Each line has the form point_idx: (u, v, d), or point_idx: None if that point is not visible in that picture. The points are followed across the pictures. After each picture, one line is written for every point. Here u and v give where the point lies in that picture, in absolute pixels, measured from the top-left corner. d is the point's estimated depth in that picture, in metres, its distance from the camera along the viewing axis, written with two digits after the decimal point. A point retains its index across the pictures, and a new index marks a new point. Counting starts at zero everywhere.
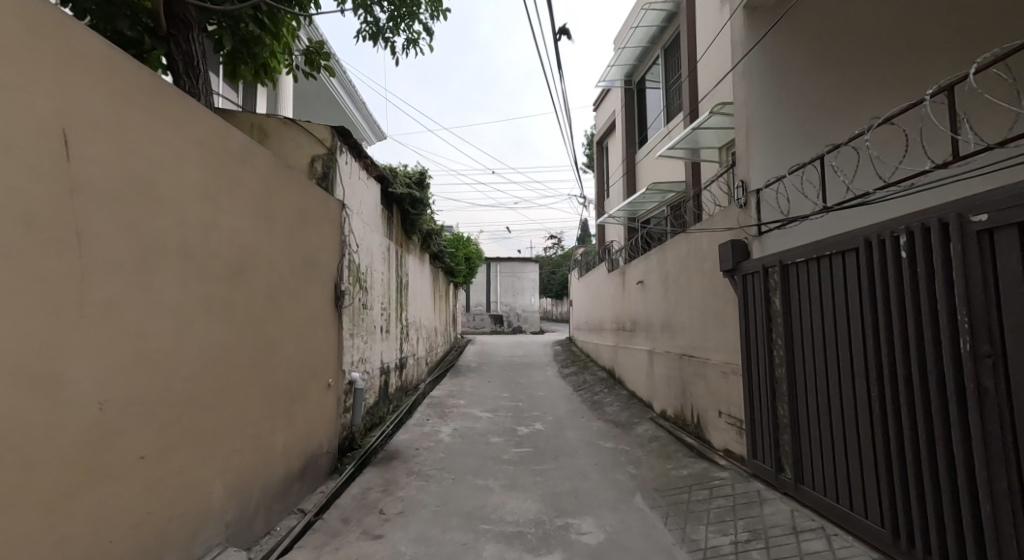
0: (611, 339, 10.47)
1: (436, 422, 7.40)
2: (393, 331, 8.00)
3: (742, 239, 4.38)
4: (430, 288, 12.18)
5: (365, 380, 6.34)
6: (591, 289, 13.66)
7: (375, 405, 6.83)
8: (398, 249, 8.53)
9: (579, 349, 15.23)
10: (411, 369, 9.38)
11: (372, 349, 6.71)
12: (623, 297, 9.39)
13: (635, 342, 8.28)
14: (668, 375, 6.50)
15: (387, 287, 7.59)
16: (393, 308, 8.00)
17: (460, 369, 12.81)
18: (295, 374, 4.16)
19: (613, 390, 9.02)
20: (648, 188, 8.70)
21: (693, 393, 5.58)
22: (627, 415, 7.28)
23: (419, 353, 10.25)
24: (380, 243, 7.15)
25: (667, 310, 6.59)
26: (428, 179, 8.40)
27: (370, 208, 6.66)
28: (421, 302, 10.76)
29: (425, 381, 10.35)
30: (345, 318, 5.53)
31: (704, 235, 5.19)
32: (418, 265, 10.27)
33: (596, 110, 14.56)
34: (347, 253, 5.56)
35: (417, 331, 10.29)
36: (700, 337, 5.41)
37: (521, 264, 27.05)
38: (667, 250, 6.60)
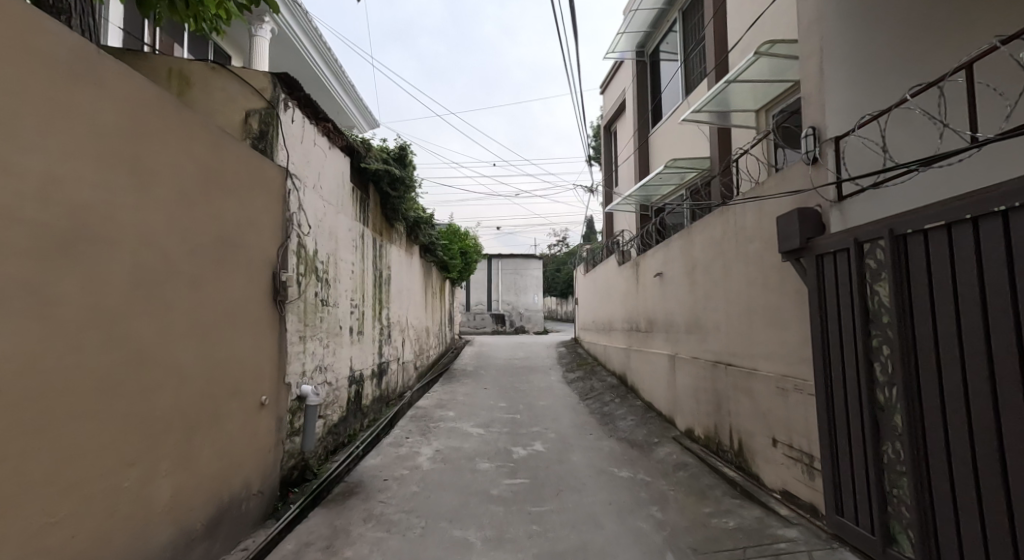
0: (622, 342, 9.31)
1: (418, 440, 6.28)
2: (368, 333, 6.85)
3: (813, 208, 3.21)
4: (420, 285, 10.99)
5: (326, 393, 5.19)
6: (598, 285, 12.47)
7: (341, 422, 5.68)
8: (376, 238, 7.36)
9: (585, 351, 14.05)
10: (393, 377, 8.20)
11: (336, 354, 5.57)
12: (636, 293, 8.22)
13: (651, 345, 7.12)
14: (695, 387, 5.37)
15: (359, 281, 6.43)
16: (369, 305, 6.84)
17: (455, 375, 11.65)
18: (205, 392, 3.09)
19: (626, 400, 7.85)
20: (665, 166, 7.52)
21: (730, 411, 4.46)
22: (644, 432, 6.15)
23: (405, 358, 9.08)
24: (348, 228, 6.00)
25: (694, 307, 5.44)
26: (411, 156, 7.23)
27: (333, 184, 5.50)
28: (408, 300, 9.58)
29: (412, 390, 9.18)
30: (292, 317, 4.39)
31: (751, 209, 4.00)
32: (403, 258, 9.09)
33: (604, 91, 13.40)
34: (293, 235, 4.41)
35: (403, 333, 9.14)
36: (742, 341, 4.26)
37: (524, 261, 25.87)
38: (693, 234, 5.45)
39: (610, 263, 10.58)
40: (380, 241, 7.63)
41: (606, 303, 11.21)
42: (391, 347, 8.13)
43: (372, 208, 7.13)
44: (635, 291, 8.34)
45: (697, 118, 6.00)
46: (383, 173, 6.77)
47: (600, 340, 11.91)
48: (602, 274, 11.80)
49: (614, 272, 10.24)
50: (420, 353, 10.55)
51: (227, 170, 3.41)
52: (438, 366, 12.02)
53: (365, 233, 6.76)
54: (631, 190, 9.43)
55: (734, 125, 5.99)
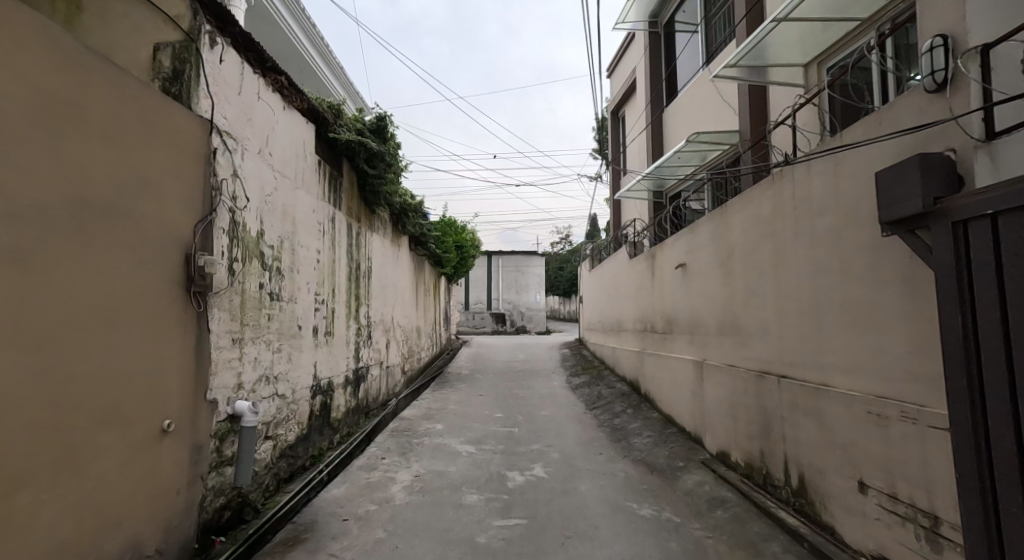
0: (635, 345, 8.32)
1: (397, 462, 5.30)
2: (338, 334, 5.86)
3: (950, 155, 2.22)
4: (410, 281, 10.01)
5: (275, 410, 4.20)
6: (606, 281, 11.47)
7: (298, 443, 4.70)
8: (350, 223, 6.37)
9: (591, 353, 13.05)
10: (372, 384, 7.21)
11: (293, 360, 4.59)
12: (653, 289, 7.22)
13: (673, 349, 6.13)
14: (731, 401, 4.38)
15: (325, 272, 5.44)
16: (338, 299, 5.86)
17: (449, 380, 10.67)
18: (47, 424, 2.11)
19: (641, 412, 6.85)
20: (686, 141, 6.50)
21: (786, 438, 3.46)
22: (665, 453, 5.16)
23: (388, 362, 8.10)
24: (310, 209, 5.01)
25: (730, 304, 4.44)
26: (391, 127, 6.23)
27: (286, 152, 4.51)
28: (393, 297, 8.58)
29: (396, 399, 8.21)
30: (221, 315, 3.41)
31: (825, 174, 3.00)
32: (387, 247, 8.10)
33: (613, 73, 12.39)
34: (222, 209, 3.43)
35: (388, 333, 8.17)
36: (807, 346, 3.25)
37: (525, 258, 24.87)
38: (731, 215, 4.45)
39: (620, 256, 9.59)
40: (357, 228, 6.65)
41: (616, 301, 10.21)
42: (370, 349, 7.14)
43: (346, 188, 6.14)
44: (650, 288, 7.34)
45: (730, 76, 5.00)
46: (357, 146, 5.78)
47: (608, 341, 10.90)
48: (611, 268, 10.81)
49: (625, 266, 9.24)
50: (409, 356, 9.58)
51: (95, 110, 2.42)
52: (429, 370, 11.05)
53: (334, 217, 5.78)
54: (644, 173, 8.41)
55: (774, 82, 4.95)
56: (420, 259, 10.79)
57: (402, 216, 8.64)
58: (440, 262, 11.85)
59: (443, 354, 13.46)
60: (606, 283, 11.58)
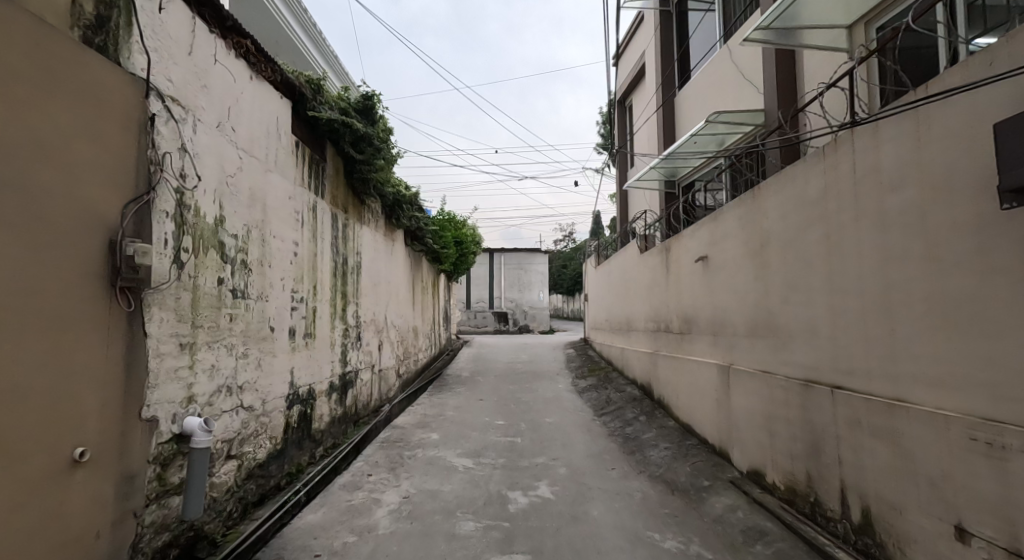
0: (647, 346, 7.75)
1: (386, 480, 4.74)
2: (321, 336, 5.31)
3: None
4: (405, 278, 9.46)
5: (239, 424, 3.64)
6: (614, 279, 10.89)
7: (271, 460, 4.14)
8: (335, 213, 5.81)
9: (597, 355, 12.48)
10: (362, 390, 6.66)
11: (264, 367, 4.03)
12: (667, 286, 6.65)
13: (692, 351, 5.55)
14: (766, 414, 3.80)
15: (304, 267, 4.89)
16: (320, 297, 5.30)
17: (447, 383, 10.12)
18: None
19: (655, 420, 6.28)
20: (704, 121, 5.91)
21: (842, 462, 2.88)
22: (686, 470, 4.59)
23: (381, 366, 7.55)
24: (283, 194, 4.44)
25: (765, 301, 3.86)
26: (379, 107, 5.67)
27: (254, 128, 3.95)
28: (386, 295, 8.03)
29: (389, 405, 7.66)
30: (166, 317, 2.85)
31: (909, 140, 2.41)
32: (379, 242, 7.55)
33: (620, 59, 11.78)
34: (166, 191, 2.85)
35: (380, 334, 7.61)
36: (872, 352, 2.67)
37: (528, 255, 24.30)
38: (766, 198, 3.87)
39: (629, 251, 9.02)
40: (344, 219, 6.09)
41: (624, 299, 9.64)
42: (360, 352, 6.59)
43: (329, 174, 5.59)
44: (664, 285, 6.77)
45: (756, 39, 4.36)
46: (341, 126, 5.23)
47: (617, 342, 10.34)
48: (619, 265, 10.23)
49: (635, 262, 8.66)
50: (404, 359, 9.03)
51: None
52: (427, 373, 10.50)
53: (315, 206, 5.22)
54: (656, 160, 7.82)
55: (806, 44, 4.31)
56: (416, 254, 10.24)
57: (396, 208, 8.08)
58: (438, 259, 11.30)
59: (442, 355, 12.91)
60: (613, 281, 11.00)
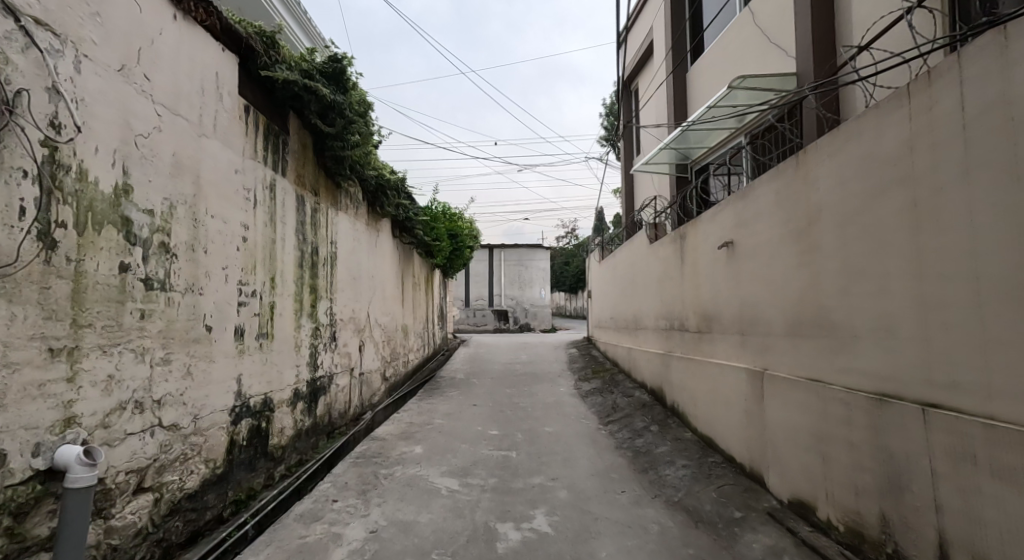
0: (658, 347, 7.00)
1: (353, 508, 4.01)
2: (282, 337, 4.58)
3: None
4: (393, 273, 8.73)
5: (157, 448, 2.92)
6: (619, 274, 10.14)
7: (209, 488, 3.41)
8: (302, 195, 5.09)
9: (601, 356, 11.72)
10: (337, 397, 5.93)
11: (199, 375, 3.31)
12: (682, 279, 5.90)
13: (714, 353, 4.81)
14: (816, 432, 3.06)
15: (257, 256, 4.16)
16: (280, 292, 4.57)
17: (439, 386, 9.38)
18: None
19: (670, 432, 5.54)
20: (727, 86, 5.13)
21: (939, 506, 2.14)
22: (711, 496, 3.84)
23: (361, 369, 6.81)
24: (225, 166, 3.70)
25: (813, 292, 3.11)
26: (352, 72, 4.91)
27: (182, 82, 3.22)
28: (369, 291, 7.30)
29: (371, 413, 6.92)
30: (23, 309, 2.16)
31: None
32: (358, 231, 6.81)
33: (627, 38, 11.00)
34: (19, 141, 2.17)
35: (361, 334, 6.88)
36: (997, 358, 1.93)
37: (529, 251, 23.54)
38: (813, 165, 3.12)
39: (637, 241, 8.27)
40: (313, 204, 5.36)
41: (631, 296, 8.88)
42: (333, 355, 5.86)
43: (294, 150, 4.88)
44: (679, 278, 6.01)
45: None
46: (304, 92, 4.51)
47: (623, 343, 9.58)
48: (625, 258, 9.48)
49: (643, 254, 7.91)
50: (390, 361, 8.29)
51: None
52: (417, 377, 9.75)
53: (274, 185, 4.49)
54: (668, 138, 7.05)
55: None
56: (405, 246, 9.50)
57: (378, 194, 7.35)
58: (429, 250, 10.55)
59: (436, 355, 12.17)
60: (619, 277, 10.24)
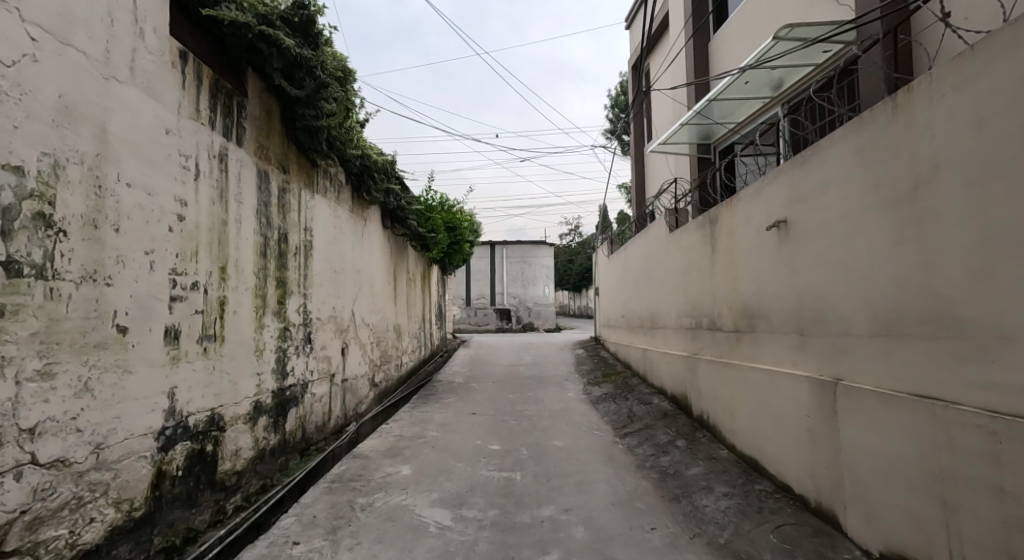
0: (681, 349, 6.20)
1: (317, 555, 3.23)
2: (236, 339, 3.79)
3: None
4: (383, 268, 7.95)
5: (25, 496, 2.13)
6: (632, 268, 9.35)
7: (121, 538, 2.62)
8: (264, 171, 4.31)
9: (612, 357, 10.93)
10: (312, 409, 5.15)
11: (104, 391, 2.52)
12: (713, 270, 5.10)
13: (761, 358, 4.01)
14: (938, 467, 2.24)
15: (199, 240, 3.37)
16: (234, 285, 3.79)
17: (435, 392, 8.59)
18: None
19: (700, 450, 4.74)
20: (771, 40, 4.36)
21: None
22: (770, 541, 3.03)
23: (342, 376, 6.04)
24: (149, 123, 2.92)
25: (927, 277, 2.32)
26: (325, 24, 4.14)
27: (77, 3, 2.43)
28: (353, 287, 6.52)
29: (355, 426, 6.14)
30: None
31: None
32: (336, 217, 6.02)
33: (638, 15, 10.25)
34: None
35: (343, 335, 6.10)
36: None
37: (532, 248, 22.73)
38: (924, 107, 2.32)
39: (654, 230, 7.47)
40: (279, 183, 4.58)
41: (647, 291, 8.09)
42: (307, 360, 5.07)
43: (253, 116, 4.09)
44: (708, 269, 5.21)
45: None
46: (259, 42, 3.74)
47: (636, 343, 8.79)
48: (639, 251, 8.70)
49: (661, 245, 7.11)
50: (378, 365, 7.53)
51: None
52: (411, 382, 8.97)
53: (225, 156, 3.70)
54: (691, 112, 6.28)
55: None
56: (397, 238, 8.72)
57: (362, 176, 6.57)
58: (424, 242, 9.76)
59: (433, 358, 11.40)
60: (631, 272, 9.45)
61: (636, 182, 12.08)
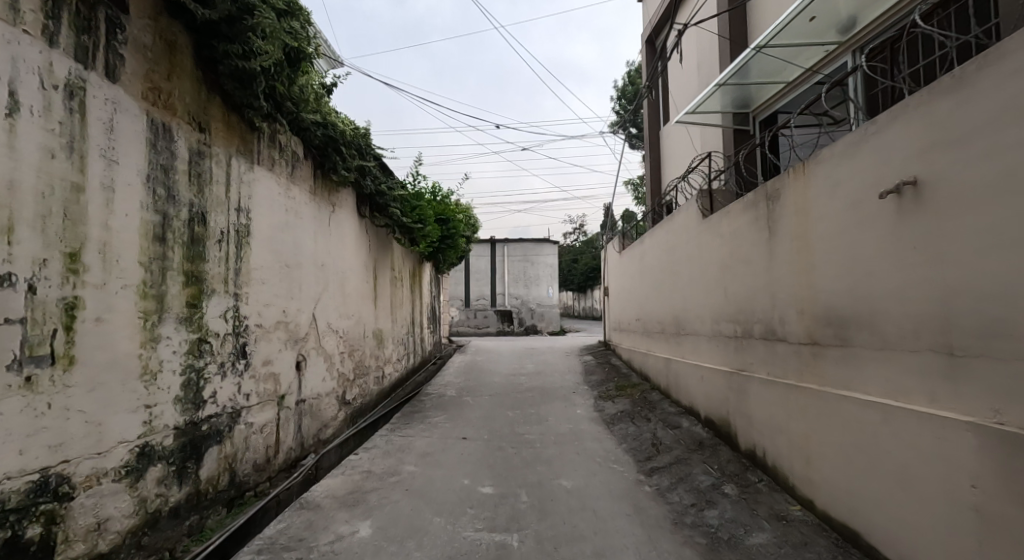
0: (721, 362, 4.97)
1: None
2: (103, 361, 2.60)
3: None
4: (356, 264, 6.74)
5: None
6: (650, 265, 8.15)
7: None
8: (163, 123, 3.13)
9: (625, 366, 9.70)
10: (247, 444, 3.96)
11: None
12: (771, 262, 3.88)
13: (864, 385, 2.79)
14: None
15: (16, 212, 2.19)
16: (98, 281, 2.59)
17: (421, 409, 7.40)
18: None
19: (759, 504, 3.53)
20: None
21: None
22: None
23: (294, 397, 4.83)
24: None
25: None
26: None
27: None
28: (312, 286, 5.32)
29: (313, 458, 4.95)
30: None
31: None
32: (287, 197, 4.82)
33: None
34: None
35: (297, 345, 4.93)
36: None
37: (535, 246, 21.52)
38: None
39: (681, 217, 6.26)
40: (191, 143, 3.39)
41: (671, 290, 6.85)
42: (238, 381, 3.88)
43: (141, 42, 2.92)
44: (765, 260, 3.98)
45: None
46: None
47: (657, 352, 7.56)
48: (660, 244, 7.48)
49: (691, 236, 5.89)
50: (349, 380, 6.33)
51: None
52: (390, 401, 7.76)
53: (80, 90, 2.52)
54: (730, 67, 5.13)
55: None
56: (374, 226, 7.49)
57: (323, 148, 5.37)
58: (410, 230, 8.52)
59: (422, 368, 10.19)
60: (649, 269, 8.24)
61: (652, 172, 10.89)
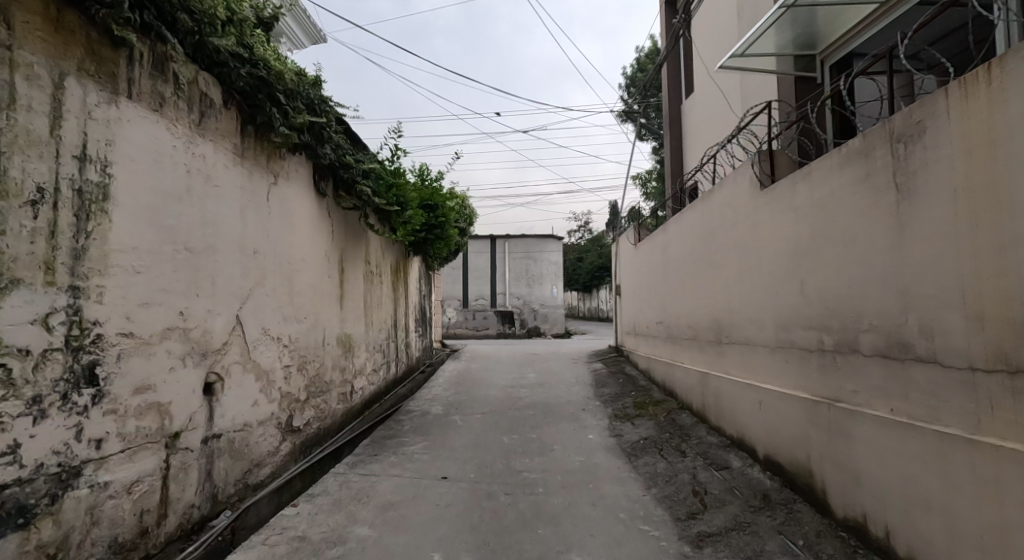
0: (794, 384, 3.61)
1: None
2: None
3: None
4: (311, 255, 5.40)
5: None
6: (676, 257, 6.79)
7: None
8: None
9: (642, 378, 8.31)
10: (96, 518, 2.63)
11: None
12: (900, 237, 2.53)
13: None
14: None
15: None
16: None
17: (396, 435, 6.05)
18: None
19: None
20: None
21: None
22: None
23: (202, 435, 3.48)
24: None
25: None
26: None
27: None
28: (235, 280, 3.98)
29: (230, 517, 3.60)
30: None
31: None
32: (192, 157, 3.49)
33: None
34: None
35: (206, 361, 3.57)
36: None
37: (538, 243, 20.15)
38: None
39: (726, 192, 4.90)
40: None
41: (708, 286, 5.49)
42: (80, 422, 2.55)
43: None
44: (886, 236, 2.62)
45: None
46: None
47: (687, 363, 6.20)
48: (691, 230, 6.12)
49: (741, 216, 4.52)
50: (298, 401, 4.98)
51: None
52: (359, 424, 6.42)
53: None
54: None
55: None
56: (337, 207, 6.14)
57: (249, 94, 4.00)
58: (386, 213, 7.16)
59: (405, 381, 8.83)
60: (674, 261, 6.89)
61: (672, 152, 9.56)
